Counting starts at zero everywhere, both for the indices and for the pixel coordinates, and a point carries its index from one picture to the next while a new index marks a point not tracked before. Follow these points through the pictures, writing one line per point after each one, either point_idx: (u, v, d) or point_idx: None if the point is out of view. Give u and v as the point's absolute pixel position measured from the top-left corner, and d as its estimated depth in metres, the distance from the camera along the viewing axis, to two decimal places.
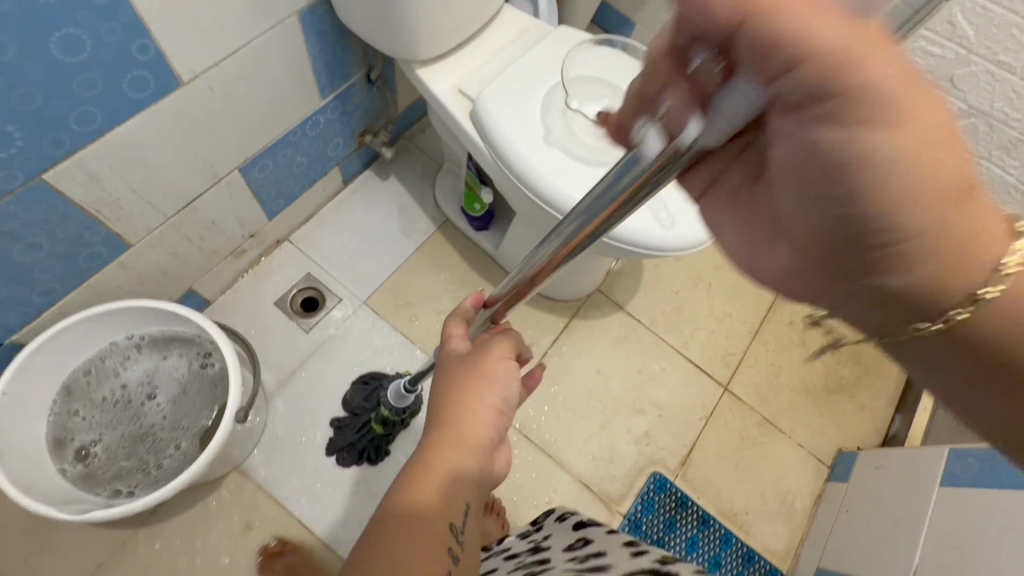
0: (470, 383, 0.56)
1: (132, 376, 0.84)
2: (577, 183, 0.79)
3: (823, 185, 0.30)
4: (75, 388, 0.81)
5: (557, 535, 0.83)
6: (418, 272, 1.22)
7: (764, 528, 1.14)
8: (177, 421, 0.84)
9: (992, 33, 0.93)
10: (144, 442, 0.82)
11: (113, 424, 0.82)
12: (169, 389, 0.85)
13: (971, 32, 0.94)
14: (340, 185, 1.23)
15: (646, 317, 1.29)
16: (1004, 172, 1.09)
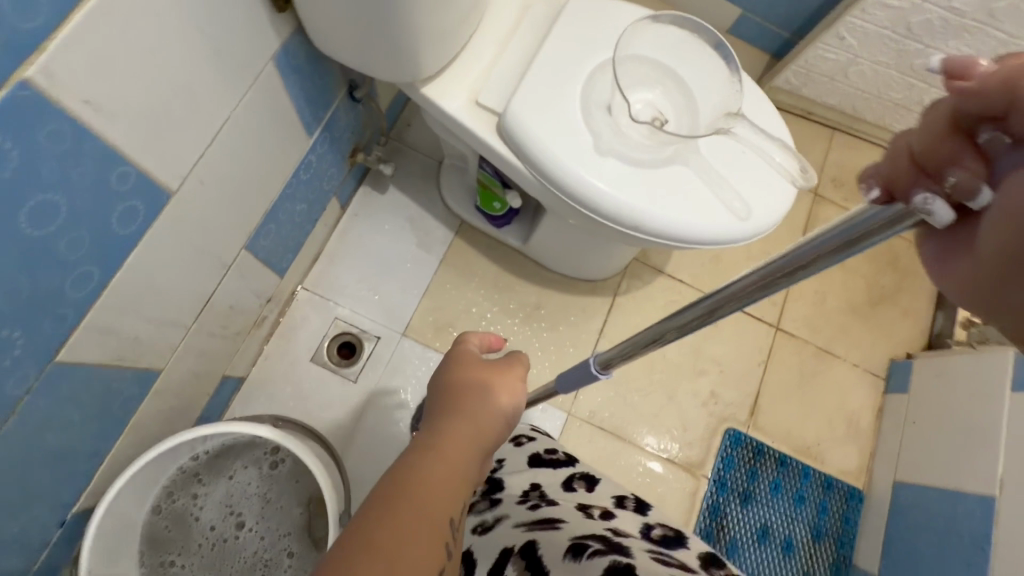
0: (473, 371, 0.59)
1: (213, 494, 0.80)
2: (639, 192, 0.69)
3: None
4: (153, 541, 0.75)
5: (511, 462, 0.78)
6: (448, 287, 1.14)
7: (836, 452, 1.19)
8: (277, 531, 0.80)
9: None
10: (259, 566, 0.78)
11: (207, 564, 0.77)
12: (254, 507, 0.81)
13: None
14: (339, 212, 1.11)
15: (688, 275, 1.24)
16: None
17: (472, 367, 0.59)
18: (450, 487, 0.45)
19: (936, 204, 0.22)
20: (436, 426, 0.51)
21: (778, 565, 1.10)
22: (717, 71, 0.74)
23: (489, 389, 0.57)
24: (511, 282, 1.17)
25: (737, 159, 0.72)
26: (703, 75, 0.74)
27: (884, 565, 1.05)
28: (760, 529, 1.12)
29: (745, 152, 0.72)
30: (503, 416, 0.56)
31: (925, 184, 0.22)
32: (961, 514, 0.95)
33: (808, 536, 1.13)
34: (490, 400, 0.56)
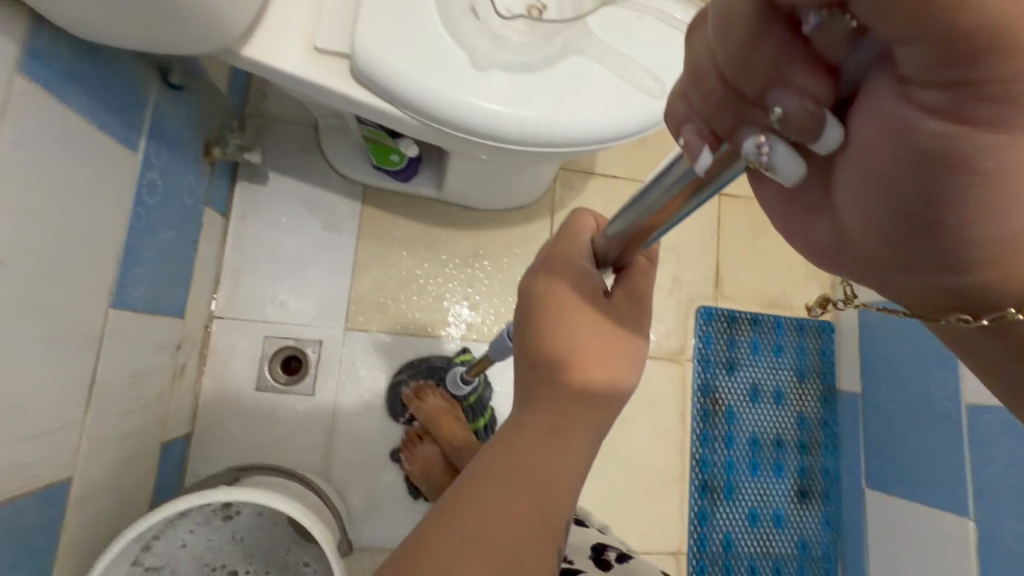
0: (578, 318, 0.48)
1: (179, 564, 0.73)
2: (540, 104, 0.59)
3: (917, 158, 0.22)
4: None
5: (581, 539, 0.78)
6: (376, 263, 1.03)
7: (802, 293, 1.21)
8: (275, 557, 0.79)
9: None
10: None
11: None
12: (232, 550, 0.77)
13: None
14: (222, 222, 0.96)
15: (619, 168, 1.17)
16: None
17: (579, 304, 0.49)
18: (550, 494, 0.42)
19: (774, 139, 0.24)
20: (544, 406, 0.46)
21: (774, 417, 1.15)
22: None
23: (601, 361, 0.48)
24: (442, 235, 1.06)
25: (631, 27, 0.62)
26: None
27: (866, 382, 1.11)
28: (750, 389, 1.15)
29: (637, 16, 0.63)
30: (617, 387, 0.48)
31: (756, 110, 0.23)
32: None
33: (794, 380, 1.17)
34: (600, 373, 0.48)
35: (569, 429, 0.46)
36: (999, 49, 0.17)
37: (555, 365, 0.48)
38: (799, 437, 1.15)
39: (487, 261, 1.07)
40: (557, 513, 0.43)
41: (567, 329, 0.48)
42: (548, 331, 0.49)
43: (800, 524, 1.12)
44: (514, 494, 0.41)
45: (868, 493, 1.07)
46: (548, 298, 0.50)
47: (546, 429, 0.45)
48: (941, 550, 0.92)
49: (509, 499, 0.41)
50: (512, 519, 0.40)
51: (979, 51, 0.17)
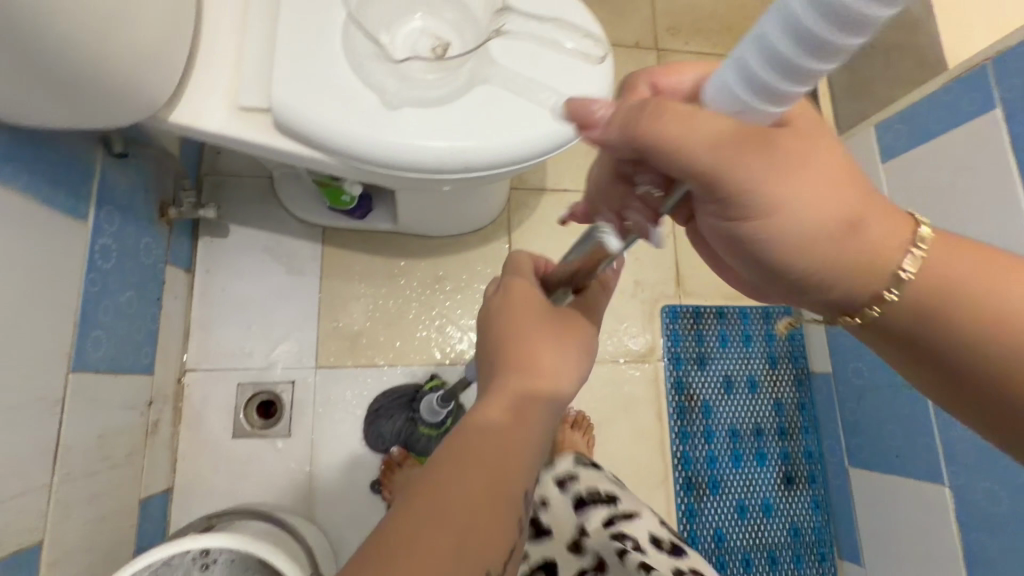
0: (533, 321, 0.52)
1: None
2: (452, 134, 0.62)
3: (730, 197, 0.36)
4: None
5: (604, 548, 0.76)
6: (340, 299, 1.06)
7: None
8: None
9: None
10: None
11: None
12: None
13: None
14: (187, 277, 0.99)
15: (569, 182, 1.21)
16: None
17: (533, 311, 0.53)
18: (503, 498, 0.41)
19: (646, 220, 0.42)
20: (497, 406, 0.46)
21: (750, 406, 1.16)
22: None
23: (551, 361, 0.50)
24: (402, 265, 1.09)
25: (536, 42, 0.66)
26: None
27: (835, 362, 1.12)
28: (724, 381, 1.17)
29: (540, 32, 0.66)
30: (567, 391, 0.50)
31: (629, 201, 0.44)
32: None
33: (766, 367, 1.19)
34: (557, 373, 0.50)
35: (523, 431, 0.45)
36: (776, 170, 0.33)
37: (511, 364, 0.49)
38: (778, 423, 1.16)
39: (449, 287, 1.10)
40: (511, 513, 0.41)
41: (523, 329, 0.51)
42: (504, 340, 0.51)
43: (789, 510, 1.12)
44: (462, 498, 0.39)
45: (851, 472, 1.08)
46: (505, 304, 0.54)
47: (499, 434, 0.44)
48: (925, 523, 0.92)
49: (460, 509, 0.38)
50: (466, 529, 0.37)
51: (765, 170, 0.34)
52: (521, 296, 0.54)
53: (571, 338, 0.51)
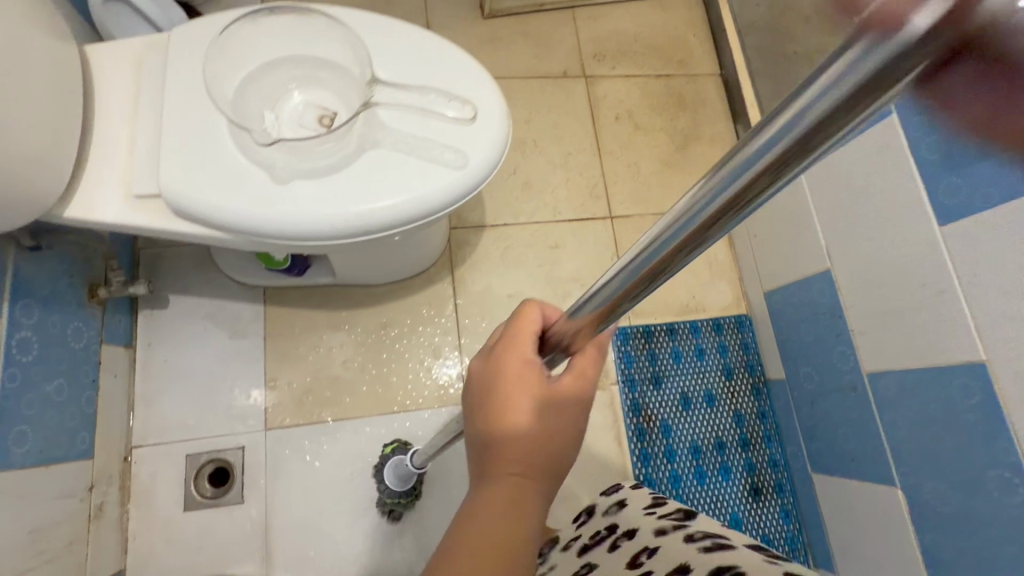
0: (525, 402, 0.49)
1: None
2: (345, 203, 0.63)
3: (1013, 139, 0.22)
4: None
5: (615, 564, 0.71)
6: (286, 358, 1.06)
7: (712, 294, 1.25)
8: None
9: None
10: None
11: None
12: None
13: None
14: (127, 352, 0.99)
15: (507, 215, 1.23)
16: None
17: (523, 388, 0.49)
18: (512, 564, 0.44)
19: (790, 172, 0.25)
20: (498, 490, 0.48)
21: (710, 420, 1.16)
22: (352, 22, 0.68)
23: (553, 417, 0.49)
24: (346, 316, 1.10)
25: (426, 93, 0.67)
26: (346, 53, 0.67)
27: (788, 368, 1.13)
28: (681, 398, 1.17)
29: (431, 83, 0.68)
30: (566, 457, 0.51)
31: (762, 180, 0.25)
32: (818, 294, 1.02)
33: (722, 380, 1.19)
34: (555, 444, 0.50)
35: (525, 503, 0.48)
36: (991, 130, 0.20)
37: (504, 450, 0.49)
38: (739, 435, 1.16)
39: (396, 332, 1.10)
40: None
41: (513, 411, 0.49)
42: (491, 391, 0.50)
43: (759, 522, 1.11)
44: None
45: (815, 479, 1.07)
46: (491, 380, 0.50)
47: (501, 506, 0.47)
48: (884, 527, 0.92)
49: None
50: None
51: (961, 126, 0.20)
52: (508, 375, 0.50)
53: (569, 402, 0.50)
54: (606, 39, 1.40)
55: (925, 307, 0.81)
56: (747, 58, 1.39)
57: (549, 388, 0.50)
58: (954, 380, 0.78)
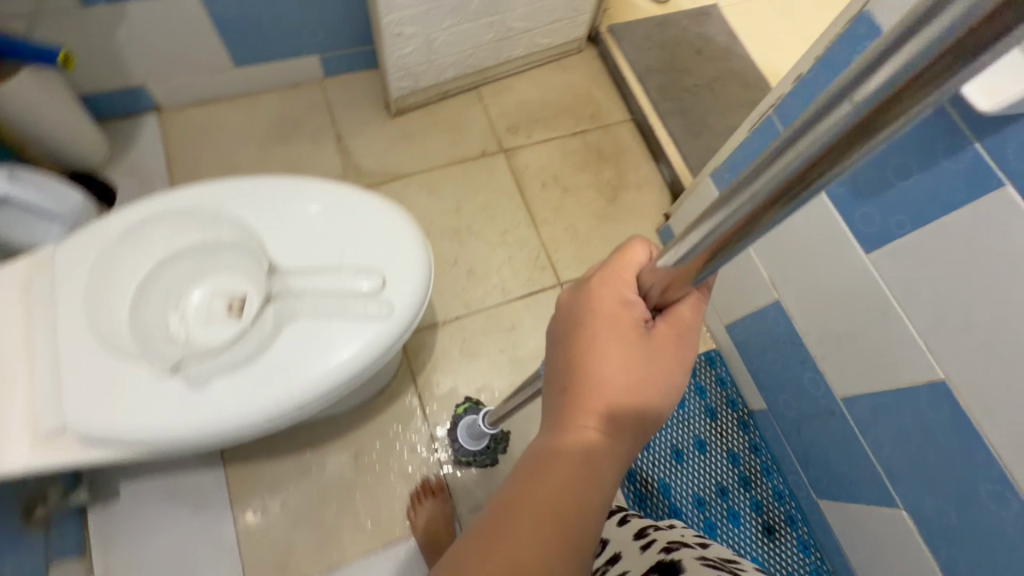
0: (615, 344, 0.46)
1: None
2: (270, 391, 0.60)
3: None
4: None
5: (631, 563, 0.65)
6: (258, 519, 0.99)
7: None
8: None
9: None
10: None
11: None
12: None
13: None
14: (83, 561, 0.92)
15: (458, 307, 1.22)
16: None
17: (613, 328, 0.46)
18: (574, 516, 0.43)
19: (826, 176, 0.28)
20: (574, 432, 0.45)
21: (706, 467, 1.14)
22: (242, 210, 0.67)
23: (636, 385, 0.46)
24: (314, 456, 1.04)
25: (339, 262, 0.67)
26: (240, 240, 0.66)
27: (766, 397, 1.12)
28: (672, 452, 1.15)
29: (340, 247, 0.67)
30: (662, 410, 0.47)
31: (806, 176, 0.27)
32: (774, 324, 1.03)
33: (708, 423, 1.17)
34: (645, 398, 0.46)
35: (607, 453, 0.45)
36: None
37: (589, 392, 0.46)
38: (738, 475, 1.14)
39: (368, 460, 1.05)
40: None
41: (600, 353, 0.46)
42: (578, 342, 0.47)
43: (781, 562, 1.07)
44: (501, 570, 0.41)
45: (823, 506, 1.05)
46: (582, 315, 0.46)
47: (578, 451, 0.45)
48: (901, 550, 0.89)
49: (526, 555, 0.41)
50: (535, 558, 0.41)
51: None
52: (603, 309, 0.46)
53: (665, 358, 0.46)
54: (516, 111, 1.43)
55: (875, 329, 0.81)
56: (652, 101, 1.44)
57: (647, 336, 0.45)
58: (918, 396, 0.78)
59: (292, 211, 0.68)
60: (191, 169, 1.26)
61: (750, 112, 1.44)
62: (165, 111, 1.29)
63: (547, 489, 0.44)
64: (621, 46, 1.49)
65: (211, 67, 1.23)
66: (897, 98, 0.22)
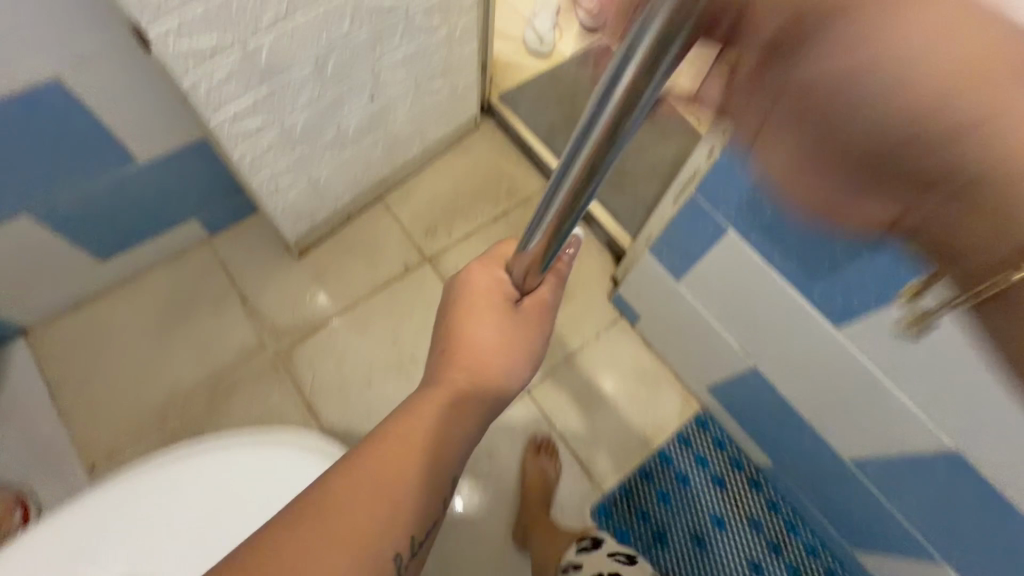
0: (480, 319, 0.67)
1: None
2: None
3: (877, 178, 0.25)
4: None
5: None
6: None
7: (662, 409, 1.17)
8: None
9: (248, 68, 0.77)
10: None
11: None
12: None
13: (232, 67, 0.75)
14: None
15: None
16: (401, 77, 1.04)
17: (482, 304, 0.67)
18: (434, 450, 0.57)
19: (712, 94, 0.28)
20: (449, 383, 0.62)
21: (732, 545, 1.06)
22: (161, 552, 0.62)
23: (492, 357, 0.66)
24: None
25: None
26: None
27: (770, 456, 1.05)
28: (694, 540, 1.06)
29: None
30: (508, 376, 0.67)
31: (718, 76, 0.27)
32: (758, 391, 0.96)
33: (719, 495, 1.10)
34: (494, 364, 0.66)
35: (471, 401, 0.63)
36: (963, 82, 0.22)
37: (460, 352, 0.66)
38: (766, 543, 1.06)
39: None
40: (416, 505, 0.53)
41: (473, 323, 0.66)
42: (462, 310, 0.68)
43: None
44: (370, 484, 0.51)
45: (860, 558, 0.99)
46: (466, 290, 0.70)
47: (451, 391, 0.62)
48: None
49: (387, 474, 0.53)
50: (393, 477, 0.53)
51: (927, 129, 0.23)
52: (478, 288, 0.68)
53: (509, 337, 0.67)
54: (429, 211, 1.32)
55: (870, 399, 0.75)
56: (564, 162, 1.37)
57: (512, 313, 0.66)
58: (936, 470, 0.72)
59: (220, 509, 0.64)
60: (82, 386, 1.09)
61: None
62: (33, 332, 1.11)
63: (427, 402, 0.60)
64: (517, 113, 1.42)
65: (73, 271, 1.07)
66: (737, 35, 0.25)
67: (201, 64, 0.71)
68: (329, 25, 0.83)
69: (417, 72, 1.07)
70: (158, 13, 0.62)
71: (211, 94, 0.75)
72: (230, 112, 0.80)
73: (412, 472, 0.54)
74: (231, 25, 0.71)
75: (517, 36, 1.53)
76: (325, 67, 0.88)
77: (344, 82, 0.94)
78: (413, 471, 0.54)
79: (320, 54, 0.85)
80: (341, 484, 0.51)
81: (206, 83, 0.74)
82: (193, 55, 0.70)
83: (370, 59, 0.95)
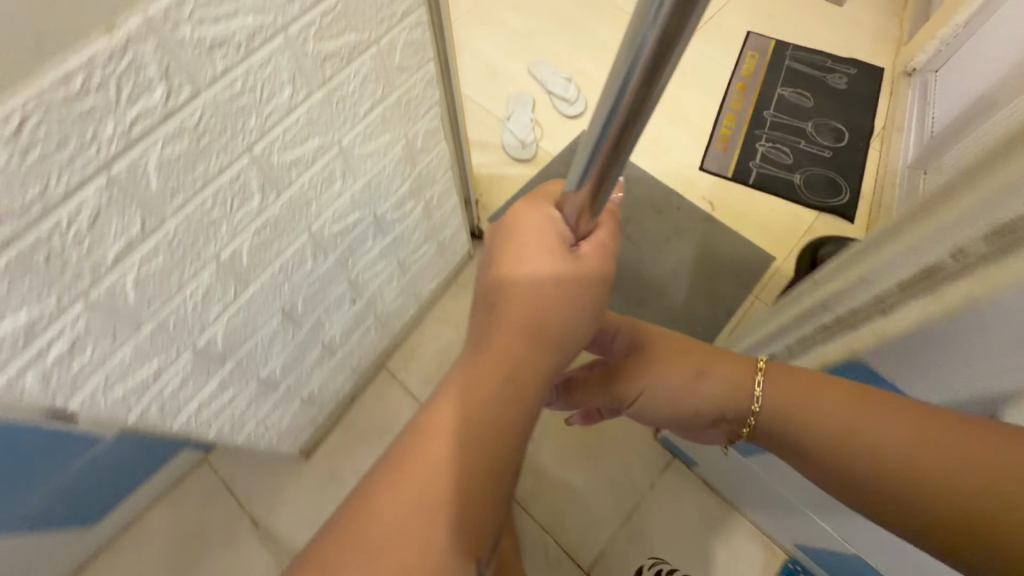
0: (532, 261, 0.45)
1: None
2: None
3: (688, 373, 0.56)
4: None
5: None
6: None
7: (744, 565, 1.02)
8: None
9: (207, 359, 0.65)
10: None
11: None
12: None
13: (187, 373, 0.63)
14: None
15: None
16: (382, 268, 0.92)
17: (525, 249, 0.45)
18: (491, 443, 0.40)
19: None
20: (499, 350, 0.43)
21: None
22: None
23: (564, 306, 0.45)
24: None
25: None
26: None
27: None
28: None
29: None
30: (584, 328, 0.46)
31: None
32: None
33: None
34: (560, 322, 0.45)
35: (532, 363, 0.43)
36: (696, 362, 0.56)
37: (509, 313, 0.44)
38: None
39: None
40: (484, 504, 0.38)
41: (512, 266, 0.44)
42: (502, 262, 0.45)
43: None
44: (410, 491, 0.37)
45: None
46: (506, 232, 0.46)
47: (501, 370, 0.42)
48: None
49: (434, 469, 0.38)
50: (450, 477, 0.38)
51: (690, 368, 0.56)
52: (526, 224, 0.45)
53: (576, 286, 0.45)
54: (437, 371, 1.18)
55: None
56: None
57: (574, 257, 0.44)
58: None
59: None
60: None
61: (680, 243, 1.25)
62: None
63: (475, 382, 0.41)
64: None
65: (64, 548, 0.95)
66: None
67: (150, 391, 0.59)
68: (291, 273, 0.70)
69: (398, 255, 0.94)
70: (76, 384, 0.50)
71: (170, 407, 0.63)
72: (198, 403, 0.69)
73: (472, 473, 0.38)
74: (174, 342, 0.58)
75: (496, 143, 1.41)
76: (296, 309, 0.76)
77: (321, 308, 0.82)
78: (464, 469, 0.38)
79: (288, 303, 0.73)
80: (373, 518, 0.36)
81: (160, 400, 0.62)
82: (137, 390, 0.57)
83: (345, 274, 0.82)
